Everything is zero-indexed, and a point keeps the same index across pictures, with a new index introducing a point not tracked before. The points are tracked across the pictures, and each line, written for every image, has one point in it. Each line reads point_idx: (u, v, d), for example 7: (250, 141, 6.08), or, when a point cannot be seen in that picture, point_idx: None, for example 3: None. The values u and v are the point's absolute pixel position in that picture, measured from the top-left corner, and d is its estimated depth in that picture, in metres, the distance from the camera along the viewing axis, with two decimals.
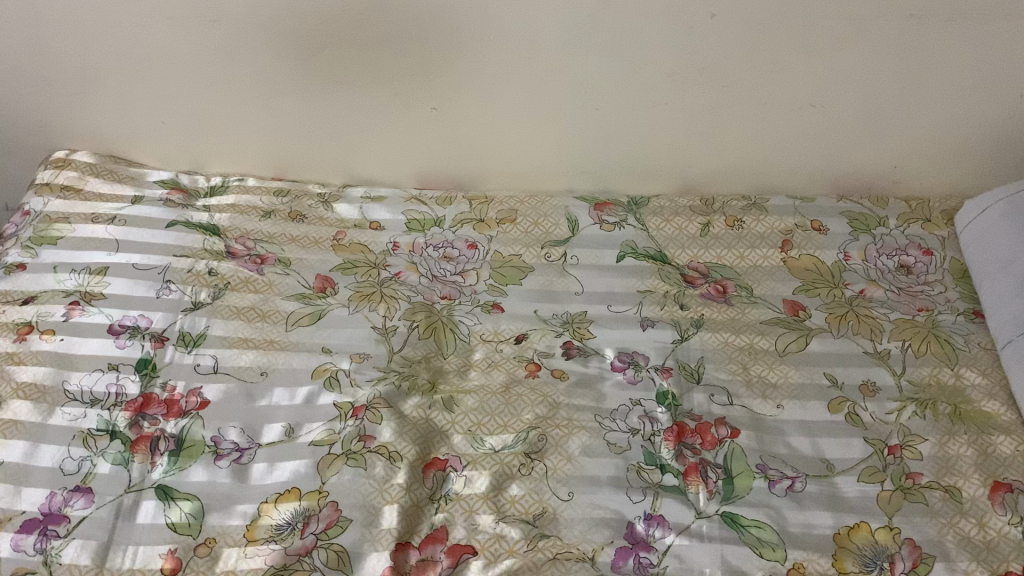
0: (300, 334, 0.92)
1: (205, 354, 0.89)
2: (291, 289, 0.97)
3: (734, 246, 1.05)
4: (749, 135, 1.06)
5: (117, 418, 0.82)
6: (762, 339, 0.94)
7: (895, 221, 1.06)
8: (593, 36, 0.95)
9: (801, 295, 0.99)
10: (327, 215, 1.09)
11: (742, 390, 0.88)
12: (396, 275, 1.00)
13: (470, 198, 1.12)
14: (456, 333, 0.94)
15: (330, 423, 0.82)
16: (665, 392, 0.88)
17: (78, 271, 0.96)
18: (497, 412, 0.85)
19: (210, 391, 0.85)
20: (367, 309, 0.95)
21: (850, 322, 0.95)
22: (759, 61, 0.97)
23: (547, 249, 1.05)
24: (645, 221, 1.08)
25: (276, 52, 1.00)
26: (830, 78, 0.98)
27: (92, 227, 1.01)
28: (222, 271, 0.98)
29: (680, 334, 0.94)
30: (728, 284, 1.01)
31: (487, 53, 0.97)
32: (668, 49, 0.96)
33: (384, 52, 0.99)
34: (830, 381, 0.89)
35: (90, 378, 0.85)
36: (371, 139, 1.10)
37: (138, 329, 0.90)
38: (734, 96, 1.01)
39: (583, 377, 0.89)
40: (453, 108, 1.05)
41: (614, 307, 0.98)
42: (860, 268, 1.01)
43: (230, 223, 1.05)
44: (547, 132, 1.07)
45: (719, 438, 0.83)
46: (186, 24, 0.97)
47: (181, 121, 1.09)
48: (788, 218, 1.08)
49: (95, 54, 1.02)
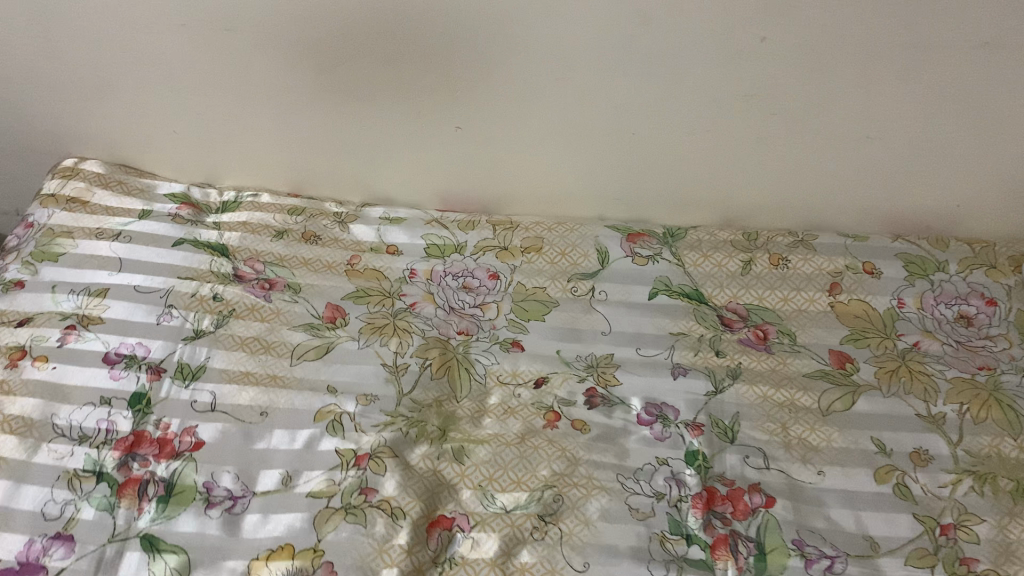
0: (305, 370, 0.86)
1: (203, 390, 0.83)
2: (298, 318, 0.91)
3: (778, 287, 0.96)
4: (800, 163, 0.97)
5: (105, 458, 0.77)
6: (804, 395, 0.86)
7: (955, 266, 0.96)
8: (632, 56, 0.88)
9: (849, 346, 0.90)
10: (342, 236, 1.02)
11: (780, 453, 0.81)
12: (411, 305, 0.94)
13: (494, 223, 1.04)
14: (471, 372, 0.88)
15: (331, 472, 0.77)
16: (695, 451, 0.81)
17: (77, 291, 0.90)
18: (510, 466, 0.79)
19: (206, 430, 0.80)
20: (378, 343, 0.89)
21: (902, 379, 0.87)
22: (811, 85, 0.88)
23: (573, 282, 0.98)
24: (680, 256, 0.99)
25: (293, 63, 0.94)
26: (890, 107, 0.90)
27: (95, 243, 0.96)
28: (226, 296, 0.92)
29: (715, 384, 0.87)
30: (769, 330, 0.92)
31: (519, 71, 0.91)
32: (716, 69, 0.88)
33: (411, 68, 0.92)
34: (877, 446, 0.82)
35: (80, 413, 0.80)
36: (392, 156, 1.04)
37: (134, 358, 0.85)
38: (784, 123, 0.93)
39: (605, 430, 0.83)
40: (478, 127, 0.98)
41: (643, 350, 0.91)
42: (914, 318, 0.92)
43: (240, 243, 0.99)
44: (580, 154, 1.00)
45: (752, 507, 0.76)
46: (199, 32, 0.91)
47: (194, 131, 1.04)
48: (837, 258, 0.97)
49: (105, 61, 0.96)
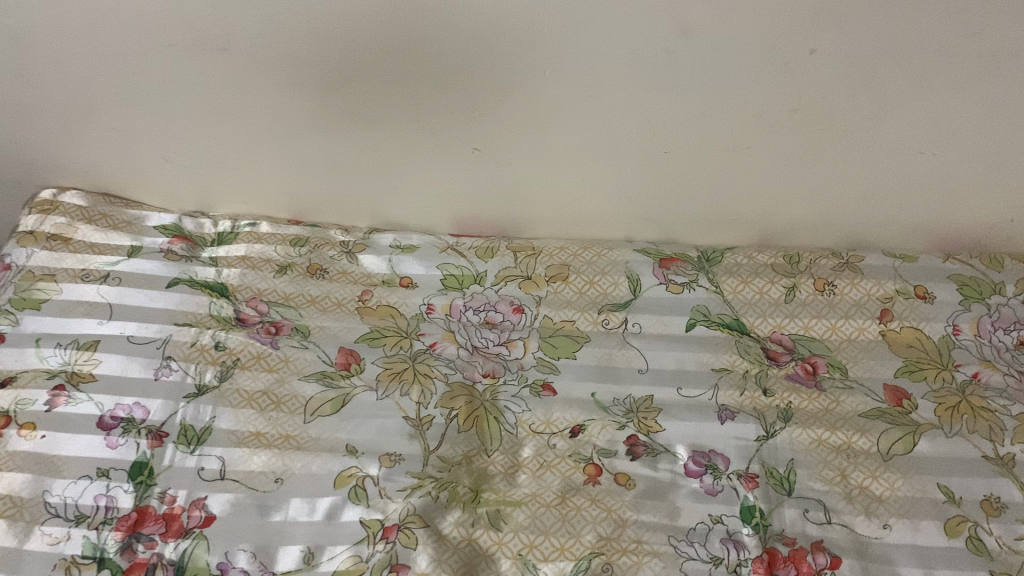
0: (321, 427, 0.79)
1: (210, 456, 0.75)
2: (309, 366, 0.84)
3: (824, 315, 0.90)
4: (846, 181, 0.90)
5: (106, 540, 0.69)
6: (861, 437, 0.80)
7: (1012, 287, 0.91)
8: (669, 72, 0.80)
9: (904, 379, 0.85)
10: (350, 269, 0.95)
11: (841, 505, 0.75)
12: (431, 346, 0.87)
13: (515, 249, 0.97)
14: (501, 422, 0.81)
15: (356, 547, 0.70)
16: (751, 506, 0.74)
17: (64, 345, 0.82)
18: (552, 532, 0.72)
19: (216, 503, 0.72)
20: (398, 392, 0.82)
21: (964, 416, 0.81)
22: (863, 99, 0.81)
23: (604, 313, 0.91)
24: (718, 283, 0.93)
25: (293, 84, 0.85)
26: (949, 123, 0.83)
27: (81, 288, 0.87)
28: (230, 344, 0.84)
29: (765, 429, 0.80)
30: (818, 362, 0.86)
31: (544, 89, 0.83)
32: (761, 84, 0.80)
33: (424, 88, 0.84)
34: (944, 495, 0.75)
35: (75, 489, 0.72)
36: (402, 180, 0.96)
37: (132, 422, 0.77)
38: (831, 139, 0.86)
39: (652, 485, 0.76)
40: (497, 148, 0.90)
41: (685, 391, 0.84)
42: (972, 345, 0.87)
43: (240, 281, 0.92)
44: (608, 174, 0.92)
45: (817, 569, 0.70)
46: (188, 53, 0.82)
47: (184, 158, 0.95)
48: (887, 281, 0.92)
49: (83, 86, 0.87)
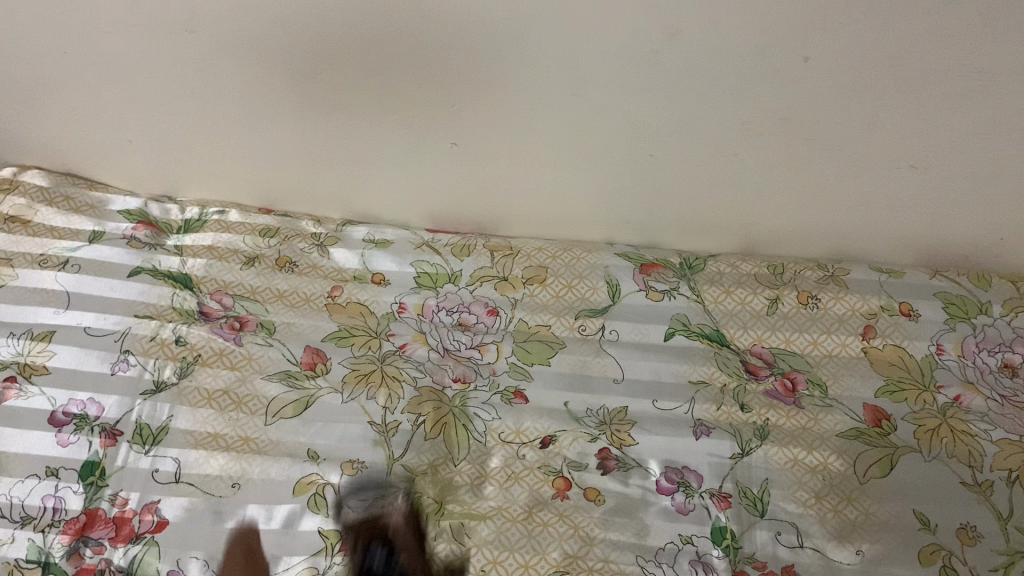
0: (282, 430, 0.76)
1: (165, 457, 0.73)
2: (273, 366, 0.81)
3: (806, 329, 0.89)
4: (834, 192, 0.88)
5: (51, 544, 0.66)
6: (838, 458, 0.77)
7: (999, 308, 0.89)
8: (658, 74, 0.77)
9: (884, 399, 0.83)
10: (321, 263, 0.93)
11: (814, 529, 0.72)
12: (400, 348, 0.85)
13: (493, 249, 0.95)
14: (469, 431, 0.78)
15: (314, 558, 0.68)
16: (723, 528, 0.72)
17: (17, 335, 0.78)
18: (517, 548, 0.69)
19: (170, 507, 0.70)
20: (364, 395, 0.79)
21: (944, 440, 0.78)
22: (856, 111, 0.78)
23: (581, 319, 0.89)
24: (700, 291, 0.91)
25: (265, 70, 0.81)
26: (941, 138, 0.80)
27: (38, 275, 0.84)
28: (191, 340, 0.81)
29: (741, 446, 0.78)
30: (798, 378, 0.84)
31: (526, 86, 0.79)
32: (752, 90, 0.77)
33: (402, 80, 0.80)
34: (920, 521, 0.73)
35: (22, 489, 0.69)
36: (377, 174, 0.93)
37: (85, 419, 0.74)
38: (821, 149, 0.83)
39: (622, 502, 0.74)
40: (476, 144, 0.87)
41: (661, 404, 0.82)
42: (955, 366, 0.85)
43: (205, 272, 0.89)
44: (590, 176, 0.90)
45: None
46: (155, 33, 0.78)
47: (151, 142, 0.92)
48: (872, 297, 0.91)
49: (44, 63, 0.83)
